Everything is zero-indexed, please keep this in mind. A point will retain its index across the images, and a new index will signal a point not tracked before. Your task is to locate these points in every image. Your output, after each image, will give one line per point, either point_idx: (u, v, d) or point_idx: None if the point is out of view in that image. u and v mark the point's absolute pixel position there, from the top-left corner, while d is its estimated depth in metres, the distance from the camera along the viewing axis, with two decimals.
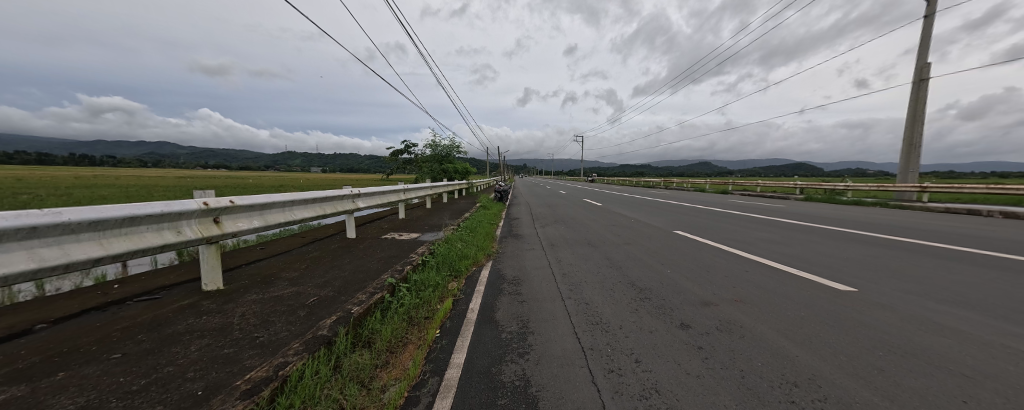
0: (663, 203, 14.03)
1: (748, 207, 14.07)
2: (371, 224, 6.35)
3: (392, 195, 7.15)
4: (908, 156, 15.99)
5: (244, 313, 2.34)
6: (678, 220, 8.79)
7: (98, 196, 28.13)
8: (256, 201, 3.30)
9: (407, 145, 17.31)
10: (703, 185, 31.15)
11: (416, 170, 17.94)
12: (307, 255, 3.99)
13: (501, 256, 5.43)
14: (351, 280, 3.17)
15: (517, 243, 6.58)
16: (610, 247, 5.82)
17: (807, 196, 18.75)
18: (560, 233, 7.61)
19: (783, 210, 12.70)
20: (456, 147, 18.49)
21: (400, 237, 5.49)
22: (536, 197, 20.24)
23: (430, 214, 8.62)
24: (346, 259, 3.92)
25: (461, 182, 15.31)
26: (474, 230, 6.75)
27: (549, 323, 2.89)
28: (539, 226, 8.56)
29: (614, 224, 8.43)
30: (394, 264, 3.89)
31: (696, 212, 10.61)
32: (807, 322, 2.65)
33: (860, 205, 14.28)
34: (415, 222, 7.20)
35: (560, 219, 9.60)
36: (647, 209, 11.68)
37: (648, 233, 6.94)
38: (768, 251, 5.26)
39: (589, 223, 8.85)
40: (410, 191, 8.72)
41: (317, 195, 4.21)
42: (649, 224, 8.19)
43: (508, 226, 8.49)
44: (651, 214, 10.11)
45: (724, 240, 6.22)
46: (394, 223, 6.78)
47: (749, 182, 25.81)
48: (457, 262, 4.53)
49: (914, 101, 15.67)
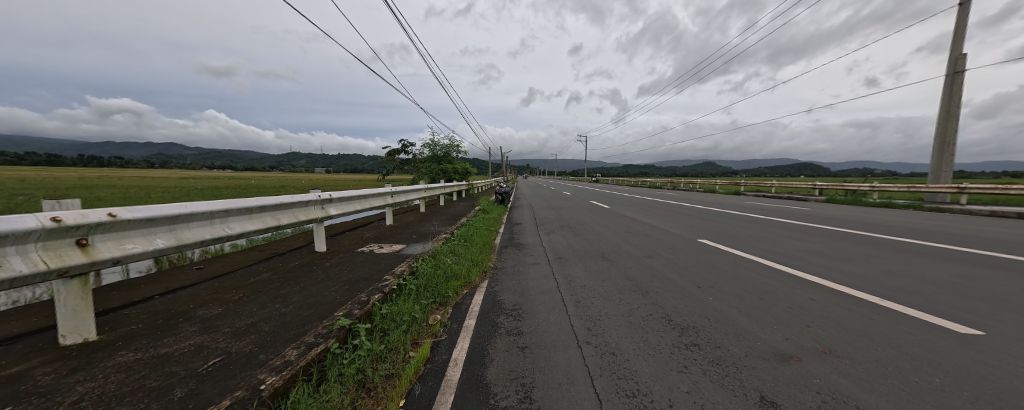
0: (677, 206, 13.06)
1: (769, 210, 13.04)
2: (350, 233, 5.53)
3: (378, 200, 6.31)
4: (941, 154, 14.88)
5: (80, 396, 1.47)
6: (698, 225, 7.87)
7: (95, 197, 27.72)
8: (167, 212, 2.37)
9: (404, 145, 16.53)
10: (714, 185, 30.03)
11: (414, 170, 17.12)
12: (251, 279, 3.14)
13: (500, 272, 4.55)
14: (288, 323, 2.30)
15: (518, 255, 5.71)
16: (629, 262, 4.89)
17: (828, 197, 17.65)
18: (568, 242, 6.69)
19: (809, 213, 11.67)
20: (456, 146, 17.65)
21: (381, 250, 4.65)
22: (540, 199, 19.35)
23: (423, 220, 7.78)
24: (299, 285, 3.06)
25: (460, 184, 14.48)
26: (470, 241, 5.85)
27: (562, 388, 1.99)
28: (545, 233, 7.64)
29: (629, 231, 7.50)
30: (359, 291, 3.01)
31: (716, 216, 9.66)
32: (958, 400, 1.74)
33: (892, 207, 13.19)
34: (403, 230, 6.37)
35: (568, 225, 8.69)
36: (661, 213, 10.72)
37: (671, 243, 6.00)
38: (820, 266, 4.37)
39: (600, 229, 7.92)
40: (402, 194, 7.87)
41: (265, 202, 3.36)
42: (669, 231, 7.24)
43: (509, 234, 7.58)
44: (667, 219, 9.19)
45: (761, 251, 5.31)
46: (378, 231, 5.96)
47: (763, 182, 24.68)
48: (443, 286, 3.64)
49: (947, 95, 14.55)
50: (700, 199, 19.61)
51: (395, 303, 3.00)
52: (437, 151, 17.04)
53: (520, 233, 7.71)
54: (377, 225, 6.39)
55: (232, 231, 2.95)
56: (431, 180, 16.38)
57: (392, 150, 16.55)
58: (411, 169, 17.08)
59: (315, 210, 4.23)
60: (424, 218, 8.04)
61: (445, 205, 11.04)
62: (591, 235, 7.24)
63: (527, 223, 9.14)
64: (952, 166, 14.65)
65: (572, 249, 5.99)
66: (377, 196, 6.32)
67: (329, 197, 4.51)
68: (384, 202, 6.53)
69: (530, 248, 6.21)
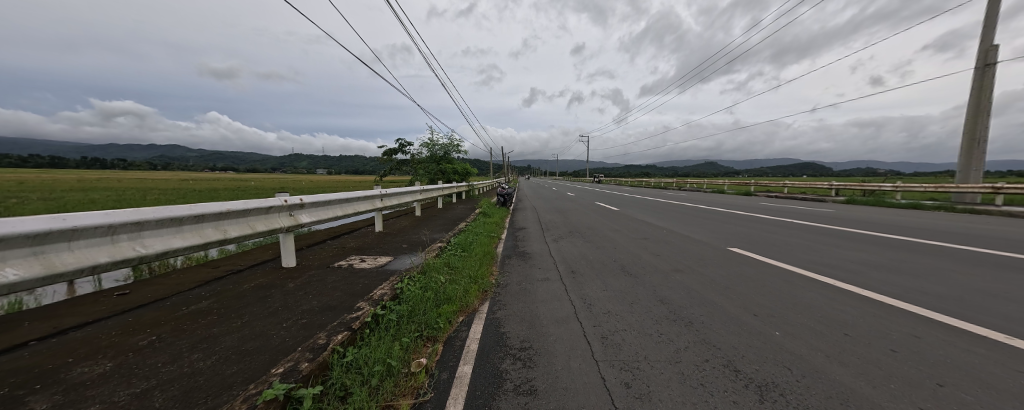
0: (689, 208, 12.32)
1: (788, 211, 12.29)
2: (330, 243, 4.82)
3: (366, 203, 5.57)
4: (969, 152, 14.08)
5: None
6: (722, 231, 7.13)
7: (91, 200, 27.20)
8: (27, 228, 1.61)
9: (401, 145, 15.81)
10: (721, 186, 29.23)
11: (412, 172, 16.44)
12: (180, 311, 2.41)
13: (504, 291, 3.80)
14: (197, 392, 1.56)
15: (523, 266, 4.99)
16: (656, 276, 4.15)
17: (846, 198, 16.85)
18: (579, 250, 5.96)
19: (833, 215, 10.91)
20: (456, 146, 16.96)
21: (362, 264, 3.93)
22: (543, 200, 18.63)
23: (417, 225, 7.09)
24: (240, 320, 2.32)
25: (460, 185, 13.78)
26: (469, 252, 5.10)
27: None
28: (553, 240, 6.89)
29: (646, 236, 6.76)
30: (319, 329, 2.27)
31: (736, 219, 8.93)
32: None
33: (920, 209, 12.40)
34: (394, 237, 5.66)
35: (578, 229, 7.94)
36: (674, 215, 10.01)
37: (700, 253, 5.22)
38: (887, 283, 3.64)
39: (613, 234, 7.18)
40: (396, 197, 7.13)
41: (204, 208, 2.61)
42: (692, 237, 6.49)
43: (512, 241, 6.84)
44: (683, 223, 8.45)
45: (805, 262, 4.58)
46: (364, 240, 5.25)
47: (774, 182, 23.87)
48: (434, 315, 2.90)
49: (977, 90, 13.71)
50: (710, 199, 18.83)
51: (365, 345, 2.25)
52: (435, 151, 16.36)
53: (525, 240, 6.96)
54: (364, 233, 5.69)
55: (148, 250, 2.19)
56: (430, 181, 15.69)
57: (390, 150, 15.85)
58: (409, 170, 16.40)
59: (283, 220, 3.49)
60: (419, 223, 7.34)
61: (443, 208, 10.34)
62: (606, 241, 6.52)
63: (532, 227, 8.45)
64: (982, 164, 13.83)
65: (585, 259, 5.23)
66: (365, 200, 5.57)
67: (302, 202, 3.76)
68: (373, 206, 5.79)
69: (537, 257, 5.47)
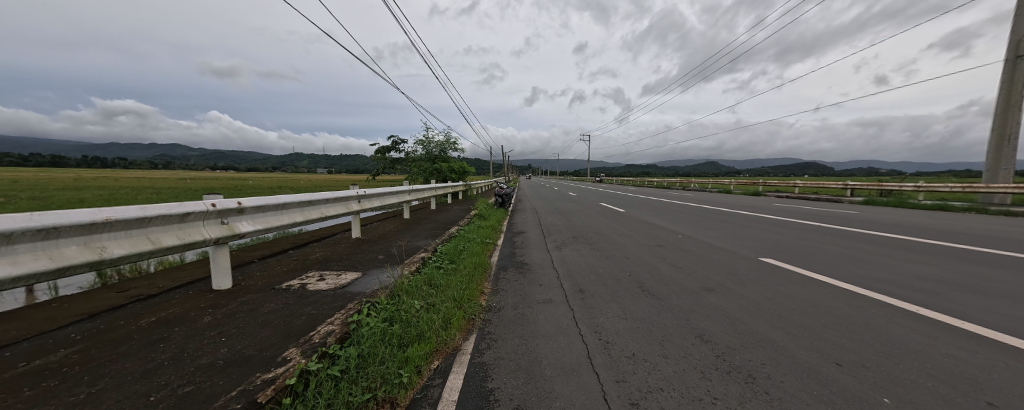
0: (700, 210, 11.53)
1: (807, 213, 11.44)
2: (290, 254, 4.08)
3: (339, 206, 4.80)
4: (998, 150, 13.20)
5: None
6: (745, 237, 6.34)
7: (79, 200, 26.37)
8: None
9: (395, 142, 15.06)
10: (728, 185, 28.36)
11: (406, 171, 15.66)
12: (9, 371, 1.64)
13: (496, 320, 3.00)
14: None
15: (520, 281, 4.21)
16: (685, 297, 3.34)
17: (864, 199, 15.96)
18: (588, 260, 5.15)
19: (859, 217, 10.06)
20: (452, 144, 16.14)
21: (318, 283, 3.14)
22: (544, 201, 17.87)
23: (402, 230, 6.34)
24: (88, 388, 1.54)
25: (456, 185, 13.03)
26: (457, 265, 4.29)
27: None
28: (557, 247, 6.07)
29: (661, 244, 5.96)
30: (199, 407, 1.47)
31: (756, 222, 8.13)
32: None
33: (949, 211, 11.55)
34: (371, 245, 4.91)
35: (583, 234, 7.13)
36: (687, 218, 9.19)
37: (730, 265, 4.42)
38: (981, 309, 2.87)
39: (624, 240, 6.38)
40: (379, 199, 6.35)
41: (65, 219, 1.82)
42: (714, 245, 5.70)
43: (510, 249, 6.04)
44: (699, 227, 7.67)
45: (860, 279, 3.80)
46: (334, 249, 4.50)
47: (784, 182, 22.98)
48: (395, 364, 2.09)
49: (1008, 83, 12.82)
50: (719, 200, 17.96)
51: None
52: (430, 149, 15.56)
53: (525, 247, 6.15)
54: (337, 241, 4.94)
55: None
56: (424, 181, 14.90)
57: (382, 148, 15.07)
58: (403, 169, 15.62)
59: (213, 229, 2.73)
60: (405, 228, 6.58)
61: (436, 210, 9.60)
62: (618, 249, 5.71)
63: (533, 231, 7.66)
64: (1012, 163, 12.95)
65: (594, 272, 4.42)
66: (338, 201, 4.80)
67: (241, 205, 3.00)
68: (349, 209, 5.03)
69: (538, 270, 4.67)
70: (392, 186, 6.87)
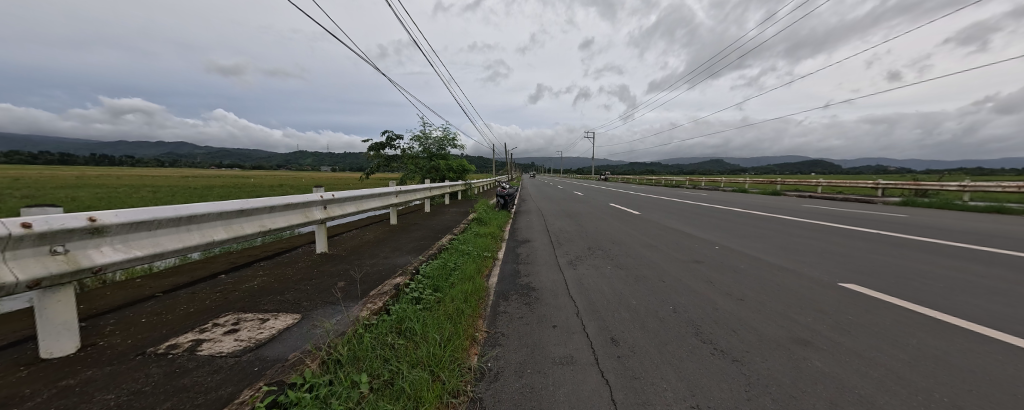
0: (724, 212, 10.39)
1: (845, 216, 10.25)
2: (218, 282, 3.05)
3: (292, 216, 3.75)
4: None
5: None
6: (796, 250, 5.28)
7: (69, 198, 25.58)
8: None
9: (390, 138, 14.03)
10: (742, 184, 27.02)
11: (402, 169, 14.62)
12: None
13: (492, 402, 1.92)
14: None
15: (527, 317, 3.12)
16: (776, 359, 2.20)
17: (900, 199, 14.70)
18: (612, 282, 4.06)
19: (906, 221, 8.99)
20: (451, 140, 15.07)
21: (220, 341, 2.07)
22: (550, 201, 16.79)
23: (384, 241, 5.32)
24: None
25: (454, 184, 12.02)
26: (442, 298, 3.23)
27: None
28: (571, 262, 5.00)
29: (699, 258, 4.86)
30: None
31: (798, 229, 7.07)
32: None
33: (1006, 213, 10.32)
34: (335, 264, 3.88)
35: (600, 243, 6.07)
36: (713, 223, 8.15)
37: (806, 296, 3.32)
38: None
39: (651, 252, 5.31)
40: (356, 203, 5.31)
41: None
42: (765, 261, 4.64)
43: (512, 264, 5.00)
44: (733, 235, 6.61)
45: (1000, 320, 2.77)
46: (282, 272, 3.46)
47: (804, 181, 21.76)
48: None
49: None
50: (739, 200, 16.78)
51: None
52: (427, 146, 14.52)
53: (532, 262, 5.09)
54: (293, 259, 3.92)
55: None
56: (421, 180, 13.86)
57: (376, 145, 14.04)
58: (398, 167, 14.57)
59: (28, 264, 1.67)
60: (389, 237, 5.57)
61: (430, 214, 8.58)
62: (647, 266, 4.61)
63: (540, 240, 6.61)
64: None
65: (625, 304, 3.32)
66: (292, 209, 3.75)
67: (94, 223, 1.93)
68: (309, 217, 3.99)
69: (549, 298, 3.60)
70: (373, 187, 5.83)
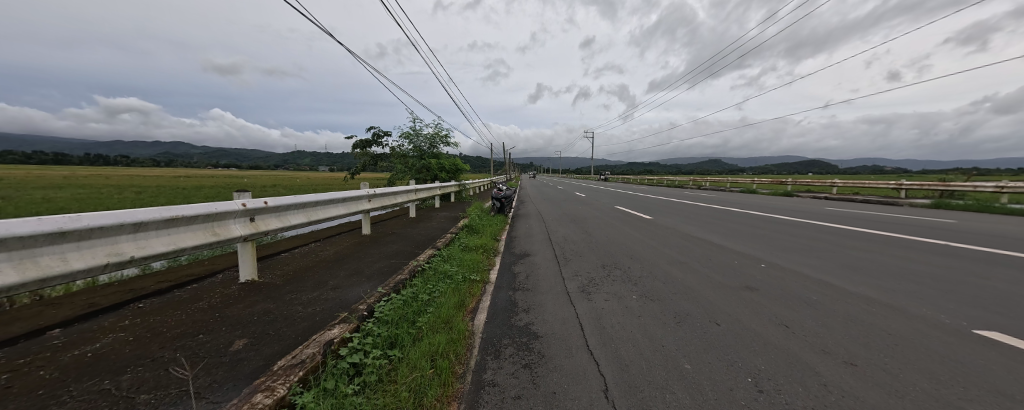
0: (746, 216, 9.32)
1: (881, 221, 9.19)
2: (32, 345, 1.89)
3: (183, 236, 2.54)
4: None
5: None
6: (866, 270, 4.19)
7: (44, 199, 24.37)
8: None
9: (376, 134, 12.90)
10: (750, 185, 25.97)
11: (390, 168, 13.49)
12: None
13: None
14: None
15: (529, 395, 2.00)
16: None
17: (928, 202, 13.65)
18: (644, 322, 2.93)
19: (954, 227, 7.98)
20: (444, 137, 13.94)
21: None
22: (550, 203, 15.69)
23: (346, 259, 4.18)
24: None
25: (446, 185, 10.93)
26: (396, 367, 2.08)
27: None
28: (583, 287, 3.87)
29: (750, 284, 3.74)
30: None
31: (845, 239, 6.00)
32: None
33: None
34: (255, 302, 2.71)
35: (615, 260, 4.95)
36: (740, 231, 7.07)
37: (950, 359, 2.19)
38: None
39: (683, 274, 4.19)
40: (308, 211, 4.11)
41: None
42: (841, 291, 3.53)
43: (507, 291, 3.87)
44: (773, 247, 5.51)
45: None
46: (161, 320, 2.29)
47: (817, 181, 20.79)
48: None
49: None
50: (752, 201, 15.74)
51: None
52: (417, 143, 13.39)
53: (533, 288, 3.96)
54: (197, 294, 2.76)
55: None
56: (411, 180, 12.73)
57: (361, 142, 12.89)
58: (386, 166, 13.44)
59: None
60: (353, 254, 4.42)
61: (415, 220, 7.46)
62: (685, 296, 3.49)
63: (541, 254, 5.48)
64: None
65: (677, 370, 2.19)
66: (186, 226, 2.57)
67: None
68: (218, 235, 2.80)
69: (561, 354, 2.47)
70: (336, 191, 4.65)
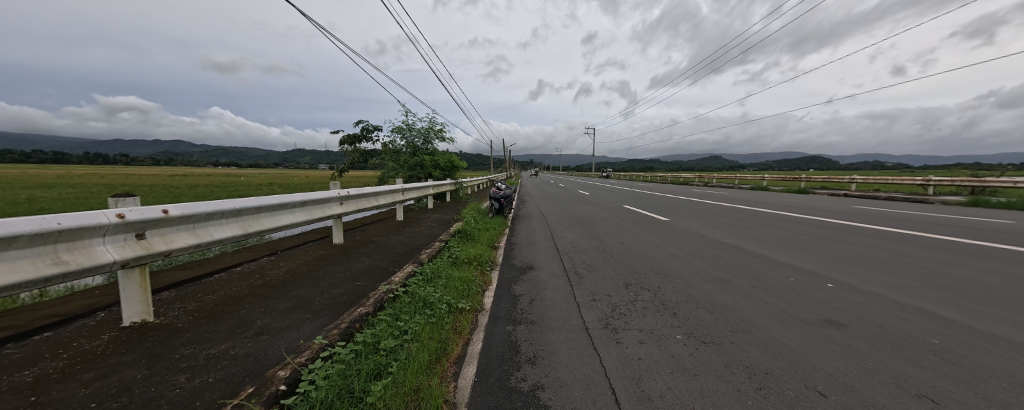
0: (773, 217, 8.38)
1: (929, 223, 8.20)
2: None
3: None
4: None
5: None
6: (970, 294, 3.25)
7: (26, 199, 23.45)
8: None
9: (365, 129, 11.93)
10: (761, 182, 24.95)
11: (381, 166, 12.56)
12: None
13: None
14: None
15: None
16: None
17: (963, 200, 12.64)
18: (707, 386, 1.99)
19: (1015, 228, 7.08)
20: (438, 131, 12.98)
21: None
22: (553, 202, 14.73)
23: (299, 280, 3.25)
24: None
25: (440, 183, 9.99)
26: None
27: None
28: (608, 320, 2.94)
29: (833, 319, 2.79)
30: None
31: (908, 247, 5.06)
32: None
33: None
34: (118, 368, 1.77)
35: (641, 277, 4.02)
36: (776, 236, 6.14)
37: None
38: None
39: (735, 299, 3.25)
40: (247, 220, 3.15)
41: None
42: (960, 328, 2.61)
43: (506, 327, 2.93)
44: (828, 259, 4.57)
45: None
46: None
47: (833, 177, 19.84)
48: None
49: None
50: (769, 200, 14.80)
51: None
52: (410, 138, 12.48)
53: (541, 320, 3.02)
54: (36, 354, 1.82)
55: None
56: (402, 178, 11.79)
57: (349, 137, 11.93)
58: (377, 163, 12.51)
59: None
60: (311, 272, 3.51)
61: (401, 225, 6.54)
62: (750, 338, 2.54)
63: (549, 269, 4.54)
64: None
65: None
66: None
67: None
68: (58, 264, 1.81)
69: None
70: (292, 193, 3.71)
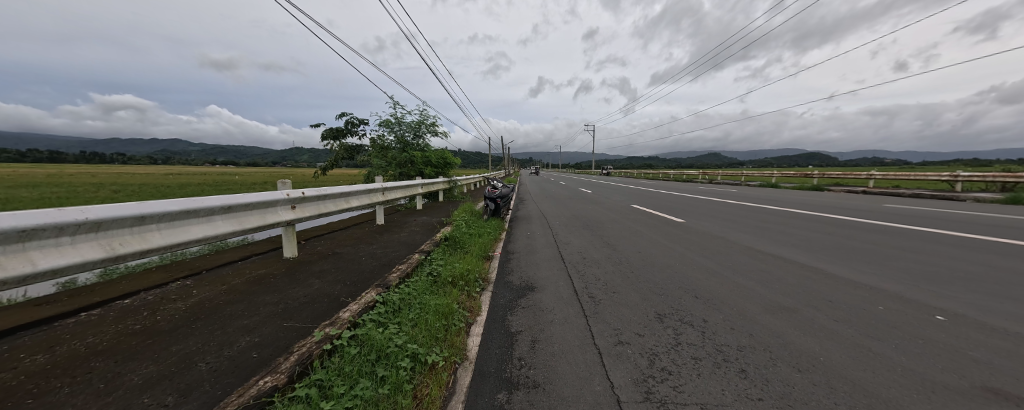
0: (804, 218, 7.43)
1: (985, 223, 7.20)
2: None
3: None
4: None
5: None
6: None
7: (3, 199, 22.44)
8: None
9: (350, 122, 10.95)
10: (770, 178, 23.96)
11: (368, 163, 11.59)
12: None
13: None
14: None
15: None
16: None
17: (1000, 197, 11.64)
18: None
19: None
20: (430, 125, 12.01)
21: None
22: (554, 201, 13.77)
23: (200, 320, 2.27)
24: None
25: (430, 182, 9.04)
26: None
27: None
28: (647, 384, 1.97)
29: (995, 386, 1.81)
30: None
31: (997, 259, 4.10)
32: None
33: None
34: None
35: (677, 305, 3.04)
36: (822, 244, 5.19)
37: None
38: None
39: (824, 345, 2.27)
40: (118, 237, 2.17)
41: None
42: None
43: (496, 394, 1.96)
44: (909, 277, 3.60)
45: None
46: None
47: (850, 173, 18.85)
48: None
49: None
50: (787, 197, 13.81)
51: None
52: (400, 132, 11.53)
53: (548, 381, 2.05)
54: None
55: None
56: (390, 176, 10.83)
57: (332, 132, 10.97)
58: (363, 159, 11.55)
59: None
60: (228, 305, 2.54)
61: (378, 231, 5.59)
62: None
63: (554, 291, 3.58)
64: None
65: None
66: None
67: None
68: None
69: None
70: (208, 195, 2.73)
